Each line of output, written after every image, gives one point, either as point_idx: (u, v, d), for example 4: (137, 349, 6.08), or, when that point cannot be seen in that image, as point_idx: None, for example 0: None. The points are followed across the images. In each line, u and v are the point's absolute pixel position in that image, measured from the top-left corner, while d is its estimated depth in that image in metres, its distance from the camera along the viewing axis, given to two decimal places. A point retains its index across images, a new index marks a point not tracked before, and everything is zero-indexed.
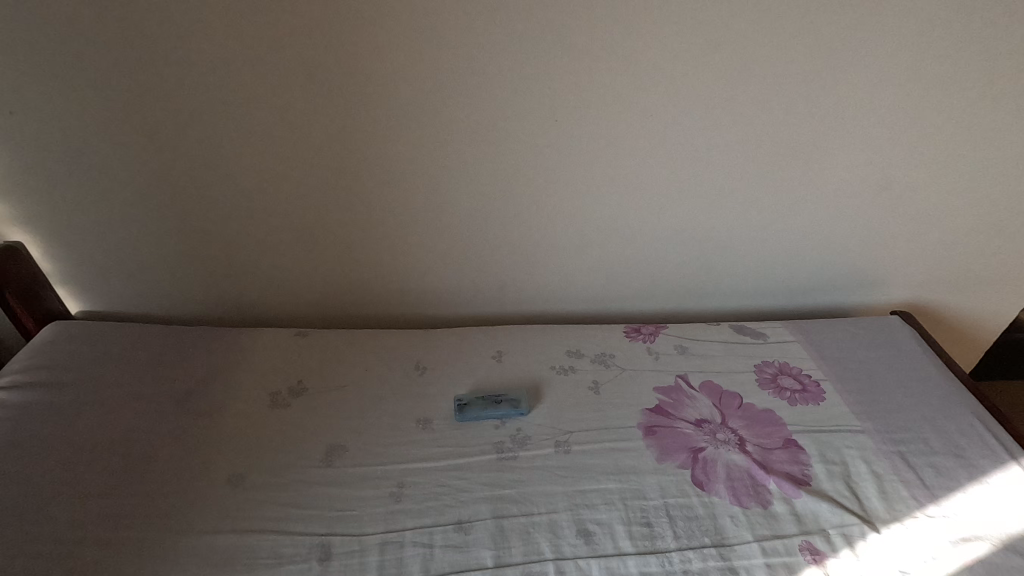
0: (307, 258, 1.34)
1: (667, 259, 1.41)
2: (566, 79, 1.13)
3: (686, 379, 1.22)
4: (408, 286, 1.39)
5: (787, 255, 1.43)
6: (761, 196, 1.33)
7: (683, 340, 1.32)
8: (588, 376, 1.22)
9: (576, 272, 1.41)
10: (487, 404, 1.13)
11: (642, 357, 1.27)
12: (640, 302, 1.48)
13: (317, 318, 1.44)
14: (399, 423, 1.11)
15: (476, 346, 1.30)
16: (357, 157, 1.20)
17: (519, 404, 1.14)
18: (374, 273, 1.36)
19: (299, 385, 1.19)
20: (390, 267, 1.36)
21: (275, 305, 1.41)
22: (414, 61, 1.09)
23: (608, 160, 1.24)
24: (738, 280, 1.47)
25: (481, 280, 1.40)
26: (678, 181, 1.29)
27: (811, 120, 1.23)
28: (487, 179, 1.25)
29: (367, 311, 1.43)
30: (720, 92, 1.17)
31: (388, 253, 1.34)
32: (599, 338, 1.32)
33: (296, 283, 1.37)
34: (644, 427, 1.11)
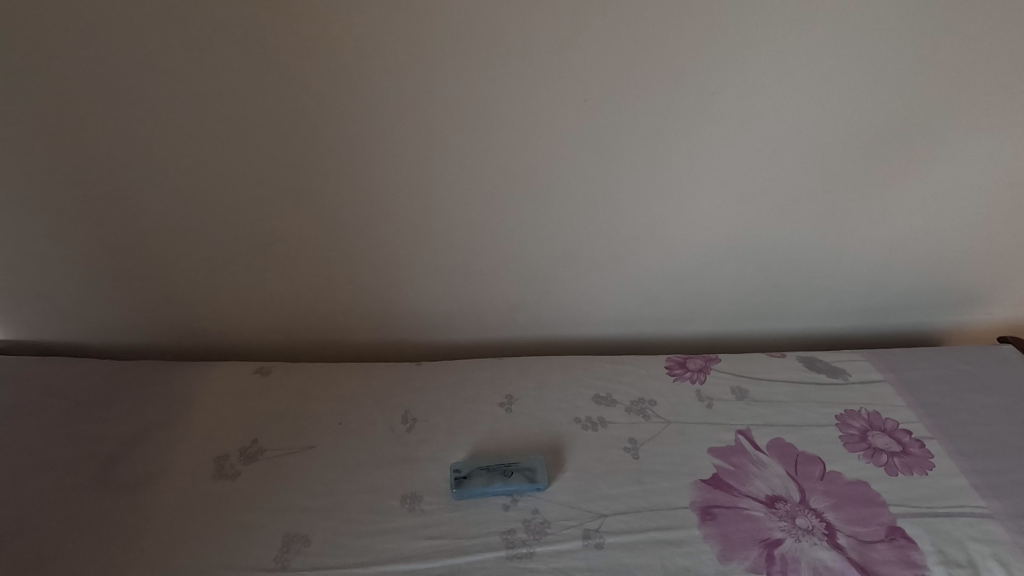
0: (268, 274, 1.07)
1: (718, 272, 1.12)
2: (599, 38, 0.83)
3: (749, 437, 0.94)
4: (395, 309, 1.12)
5: (868, 268, 1.15)
6: (843, 197, 1.04)
7: (742, 379, 1.04)
8: (623, 433, 0.95)
9: (604, 289, 1.13)
10: (494, 477, 0.87)
11: (690, 404, 1.00)
12: (681, 324, 1.20)
13: (285, 345, 1.17)
14: (378, 501, 0.86)
15: (480, 388, 1.03)
16: (323, 152, 0.92)
17: (535, 476, 0.87)
18: (352, 293, 1.09)
19: (252, 445, 0.93)
20: (371, 284, 1.08)
21: (233, 331, 1.14)
22: (391, 23, 0.80)
23: (650, 150, 0.95)
24: (803, 297, 1.18)
25: (486, 300, 1.13)
26: (739, 179, 1.00)
27: (924, 92, 0.92)
28: (494, 177, 0.97)
29: (346, 337, 1.16)
30: (803, 64, 0.88)
31: (368, 269, 1.06)
32: (635, 377, 1.05)
33: (256, 306, 1.11)
34: (699, 510, 0.85)
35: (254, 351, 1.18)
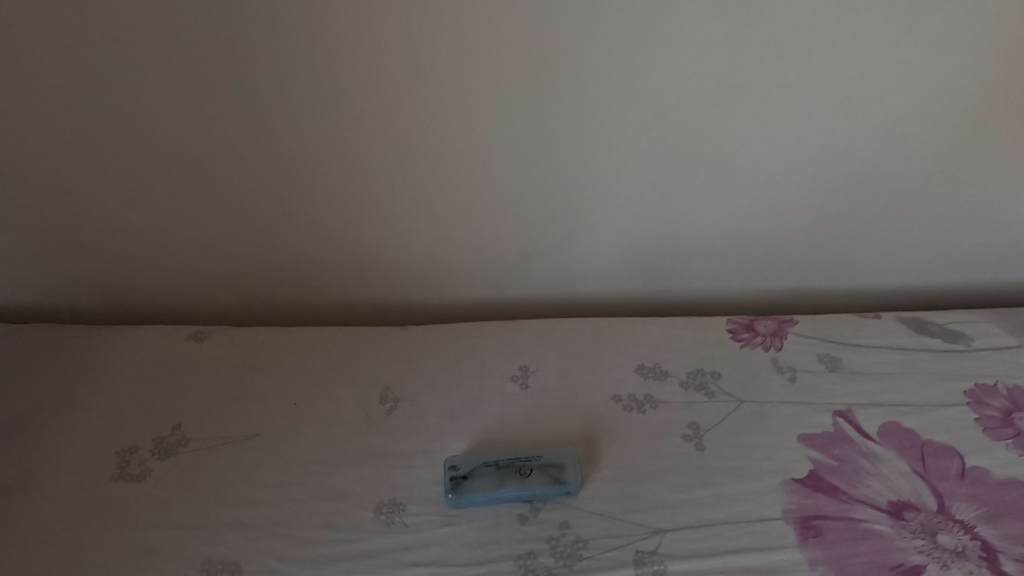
0: (201, 203, 0.80)
1: (797, 201, 0.84)
2: None
3: (852, 421, 0.69)
4: (374, 255, 0.86)
5: (996, 208, 0.86)
6: (983, 103, 0.75)
7: (831, 346, 0.79)
8: (680, 416, 0.70)
9: (644, 220, 0.85)
10: (505, 477, 0.62)
11: (766, 377, 0.74)
12: (739, 277, 0.93)
13: (230, 305, 0.91)
14: (343, 512, 0.61)
15: (485, 356, 0.77)
16: (263, 21, 0.65)
17: (564, 475, 0.62)
18: (316, 234, 0.83)
19: (172, 433, 0.67)
20: (338, 219, 0.82)
21: (161, 285, 0.88)
22: None
23: (724, 25, 0.67)
24: (904, 240, 0.90)
25: (489, 241, 0.86)
26: (844, 73, 0.71)
27: None
28: (505, 65, 0.69)
29: (309, 295, 0.90)
30: None
31: (332, 197, 0.80)
32: (689, 343, 0.79)
33: (192, 251, 0.85)
34: (797, 522, 0.60)
35: (192, 312, 0.92)
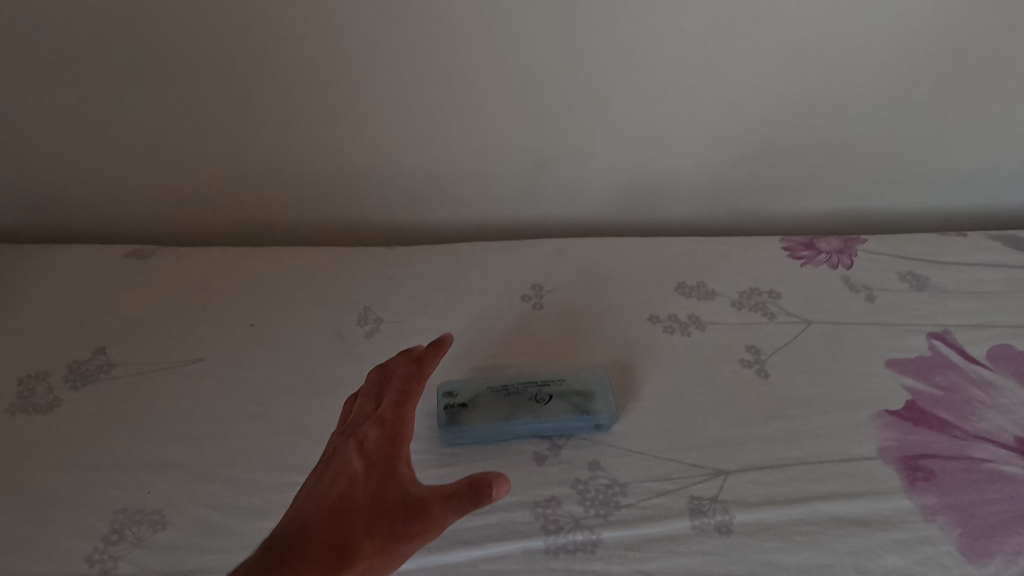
0: (130, 85, 0.63)
1: (875, 90, 0.68)
2: None
3: (953, 345, 0.55)
4: (352, 162, 0.70)
5: None
6: None
7: (912, 264, 0.64)
8: (735, 339, 0.56)
9: (685, 112, 0.68)
10: (516, 405, 0.48)
11: (838, 297, 0.60)
12: (790, 196, 0.78)
13: (178, 225, 0.74)
14: (306, 449, 0.46)
15: (489, 274, 0.62)
16: None
17: (592, 406, 0.48)
18: (281, 132, 0.67)
19: (93, 356, 0.53)
20: (305, 108, 0.65)
21: (91, 199, 0.71)
22: None
23: None
24: (994, 146, 0.74)
25: (493, 143, 0.70)
26: None
27: None
28: None
29: (275, 212, 0.74)
30: None
31: (297, 82, 0.63)
32: (739, 261, 0.65)
33: (125, 154, 0.68)
34: (901, 463, 0.46)
35: (132, 235, 0.75)
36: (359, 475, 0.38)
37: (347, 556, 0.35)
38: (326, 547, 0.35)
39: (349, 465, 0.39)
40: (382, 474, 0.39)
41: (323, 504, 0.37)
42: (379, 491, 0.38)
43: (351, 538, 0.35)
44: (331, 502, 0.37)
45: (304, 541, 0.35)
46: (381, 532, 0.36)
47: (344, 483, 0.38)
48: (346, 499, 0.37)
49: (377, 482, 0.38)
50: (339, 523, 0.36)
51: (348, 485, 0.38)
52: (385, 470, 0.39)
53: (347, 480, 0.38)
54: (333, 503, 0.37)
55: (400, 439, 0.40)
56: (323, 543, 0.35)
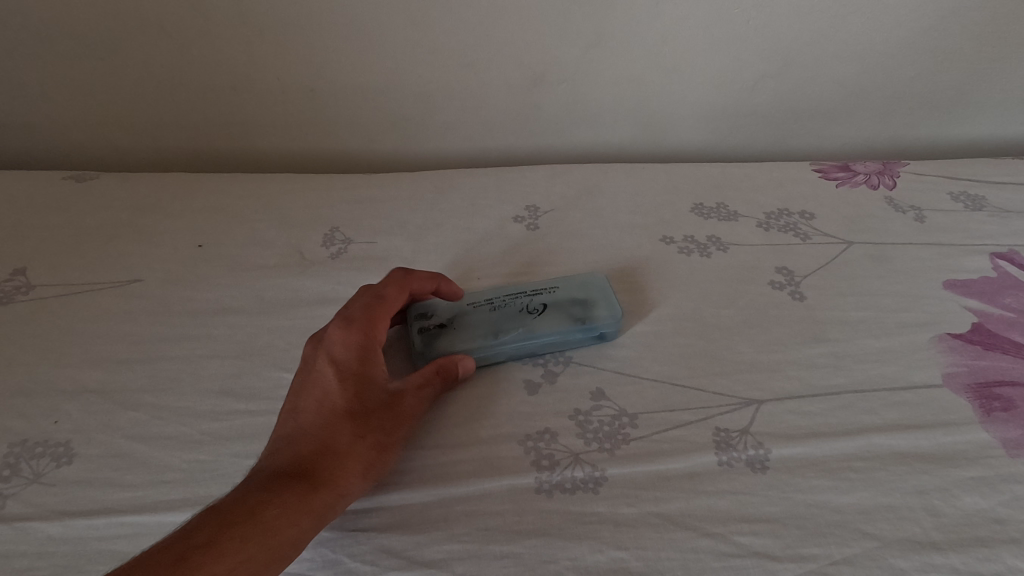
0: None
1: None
2: None
3: (1021, 264, 0.46)
4: (323, 78, 0.61)
5: None
6: None
7: (964, 184, 0.56)
8: (763, 259, 0.48)
9: (707, 15, 0.59)
10: (510, 320, 0.40)
11: (882, 217, 0.52)
12: (817, 122, 0.69)
13: (132, 151, 0.67)
14: (250, 375, 0.39)
15: (476, 195, 0.55)
16: None
17: (591, 314, 0.40)
18: (240, 40, 0.58)
19: (9, 278, 0.45)
20: (263, 8, 0.56)
21: (30, 119, 0.63)
22: None
23: None
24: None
25: (482, 54, 0.61)
26: None
27: None
28: None
29: (239, 137, 0.66)
30: None
31: None
32: (763, 183, 0.57)
33: (65, 67, 0.60)
34: (972, 392, 0.37)
35: (80, 161, 0.68)
36: (333, 383, 0.34)
37: (338, 466, 0.31)
38: (311, 462, 0.31)
39: (322, 374, 0.35)
40: (362, 379, 0.35)
41: (299, 419, 0.33)
42: (359, 396, 0.34)
43: (337, 449, 0.32)
44: (307, 417, 0.33)
45: (286, 461, 0.31)
46: (369, 435, 0.33)
47: (318, 394, 0.34)
48: (321, 410, 0.33)
49: (356, 389, 0.34)
50: (322, 437, 0.32)
51: (321, 396, 0.34)
52: (362, 374, 0.35)
53: (321, 391, 0.34)
54: (310, 418, 0.33)
55: (375, 342, 0.36)
56: (309, 459, 0.31)
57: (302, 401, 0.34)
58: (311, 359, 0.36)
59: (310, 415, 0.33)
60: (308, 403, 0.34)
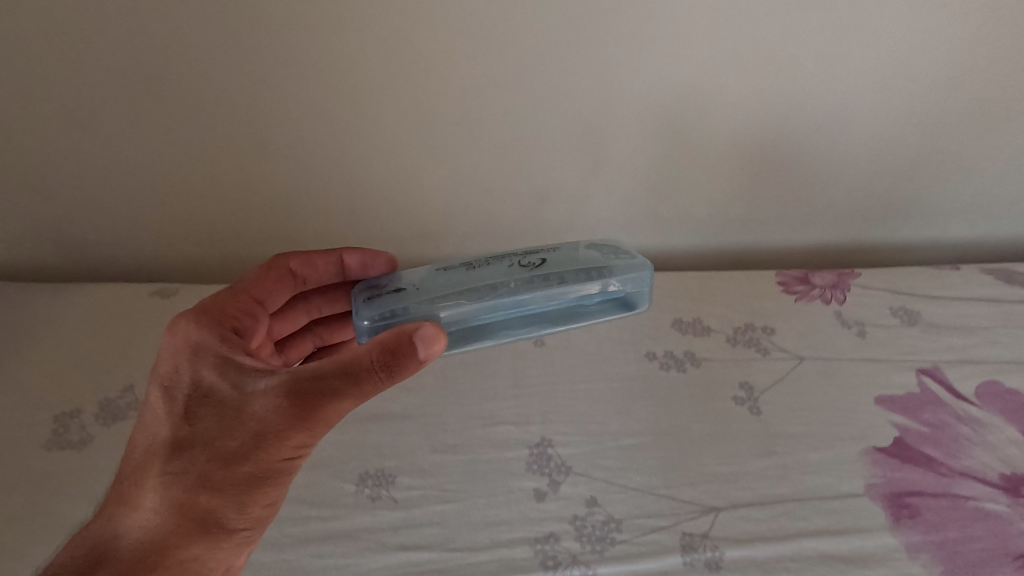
0: (137, 121, 0.64)
1: (854, 136, 0.71)
2: None
3: (941, 380, 0.56)
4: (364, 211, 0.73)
5: None
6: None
7: (904, 299, 0.66)
8: (729, 375, 0.58)
9: (682, 152, 0.71)
10: (501, 281, 0.37)
11: (831, 331, 0.62)
12: (784, 230, 0.80)
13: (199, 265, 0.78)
14: (319, 485, 0.49)
15: None
16: None
17: (594, 271, 0.37)
18: (296, 183, 0.70)
19: (121, 396, 0.56)
20: (317, 161, 0.68)
21: (110, 237, 0.74)
22: None
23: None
24: (987, 174, 0.76)
25: (496, 180, 0.72)
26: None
27: None
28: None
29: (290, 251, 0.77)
30: None
31: (309, 141, 0.66)
32: (734, 295, 0.67)
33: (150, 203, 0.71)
34: (887, 501, 0.48)
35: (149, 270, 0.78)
36: (165, 408, 0.38)
37: (177, 498, 0.36)
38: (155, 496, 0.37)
39: (155, 399, 0.38)
40: (187, 399, 0.37)
41: (143, 448, 0.38)
42: (186, 417, 0.36)
43: (173, 483, 0.36)
44: (145, 447, 0.38)
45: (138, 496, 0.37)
46: (197, 462, 0.36)
47: (154, 424, 0.38)
48: (157, 440, 0.37)
49: (180, 413, 0.37)
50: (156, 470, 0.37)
51: (156, 423, 0.38)
52: (189, 394, 0.37)
53: (153, 419, 0.38)
54: (148, 447, 0.38)
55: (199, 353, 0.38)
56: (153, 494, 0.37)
57: (146, 426, 0.38)
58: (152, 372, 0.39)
59: (166, 435, 0.37)
60: (147, 427, 0.38)
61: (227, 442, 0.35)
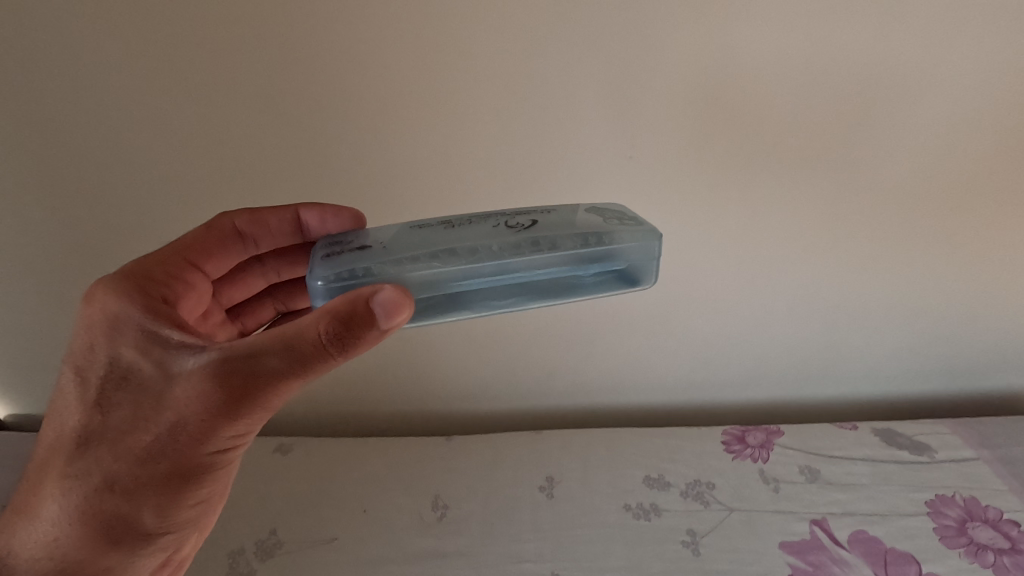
0: None
1: (769, 351, 1.02)
2: (614, 153, 0.78)
3: (825, 529, 0.82)
4: (428, 389, 1.06)
5: (946, 339, 1.01)
6: (909, 277, 0.92)
7: (810, 458, 0.93)
8: (680, 523, 0.84)
9: (647, 363, 1.03)
10: (498, 245, 0.47)
11: (754, 486, 0.89)
12: (733, 397, 1.09)
13: (312, 420, 1.11)
14: None
15: (517, 468, 0.94)
16: None
17: (588, 243, 0.47)
18: (383, 371, 1.03)
19: (270, 537, 0.85)
20: (400, 364, 1.01)
21: None
22: (416, 156, 0.78)
23: (683, 250, 0.87)
24: (878, 360, 1.04)
25: (521, 367, 1.02)
26: (786, 272, 0.91)
27: (996, 172, 0.81)
28: None
29: (375, 413, 1.10)
30: (844, 161, 0.80)
31: (396, 355, 1.00)
32: (689, 454, 0.95)
33: None
34: None
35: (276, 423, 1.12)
36: (84, 398, 0.50)
37: (105, 466, 0.49)
38: (81, 471, 0.50)
39: (71, 384, 0.51)
40: (103, 385, 0.50)
41: (65, 429, 0.51)
42: (106, 400, 0.49)
43: (98, 462, 0.49)
44: (68, 430, 0.51)
45: (69, 474, 0.50)
46: (118, 441, 0.49)
47: (74, 408, 0.50)
48: (79, 427, 0.50)
49: (99, 397, 0.50)
50: (81, 447, 0.50)
51: (76, 409, 0.50)
52: (104, 377, 0.50)
53: (74, 402, 0.51)
54: (71, 429, 0.50)
55: (114, 331, 0.50)
56: (80, 470, 0.50)
57: (69, 412, 0.51)
58: (70, 354, 0.53)
59: (90, 418, 0.50)
60: (71, 410, 0.51)
61: (151, 421, 0.48)
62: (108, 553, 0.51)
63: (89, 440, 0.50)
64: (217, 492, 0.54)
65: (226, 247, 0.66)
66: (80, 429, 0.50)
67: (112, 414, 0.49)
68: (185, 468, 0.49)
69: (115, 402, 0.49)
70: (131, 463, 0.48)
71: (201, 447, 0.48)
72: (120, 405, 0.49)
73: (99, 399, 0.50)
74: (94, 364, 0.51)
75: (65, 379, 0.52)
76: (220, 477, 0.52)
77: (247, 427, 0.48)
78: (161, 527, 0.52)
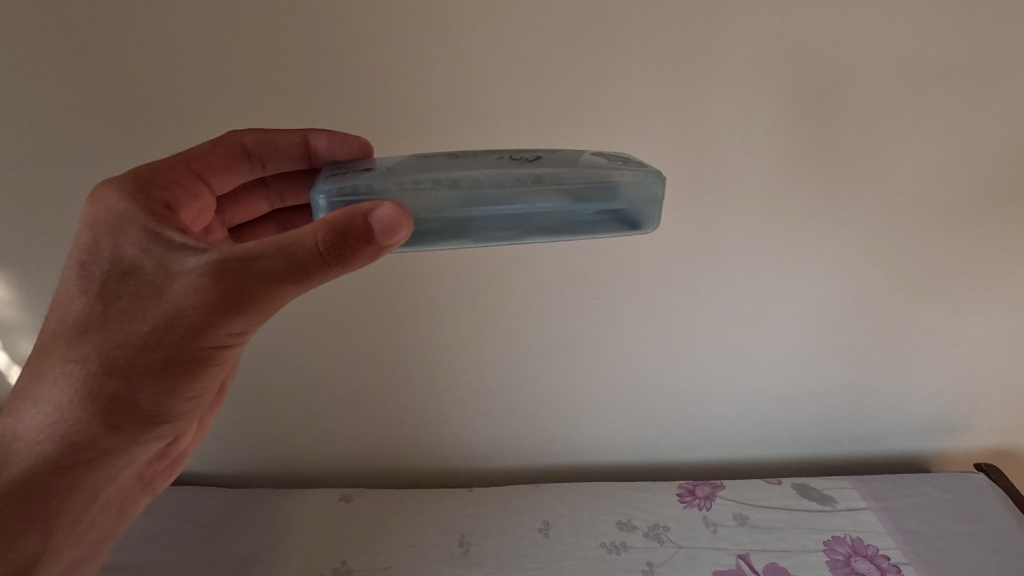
0: (339, 402, 1.30)
1: (709, 424, 1.34)
2: (582, 302, 1.12)
3: (748, 561, 1.12)
4: (453, 451, 1.38)
5: (845, 414, 1.34)
6: (803, 373, 1.26)
7: (742, 507, 1.24)
8: (642, 556, 1.14)
9: (617, 434, 1.35)
10: (506, 181, 0.58)
11: (698, 528, 1.19)
12: (687, 456, 1.41)
13: (361, 472, 1.44)
14: None
15: (522, 514, 1.25)
16: (403, 369, 1.22)
17: (583, 187, 0.59)
18: (419, 437, 1.35)
19: (342, 565, 1.16)
20: (432, 432, 1.34)
21: (319, 460, 1.41)
22: (449, 302, 1.11)
23: (635, 359, 1.22)
24: (794, 429, 1.36)
25: (524, 434, 1.35)
26: (713, 372, 1.25)
27: (852, 306, 1.16)
28: (521, 376, 1.24)
29: (412, 469, 1.42)
30: (746, 300, 1.14)
31: (429, 425, 1.33)
32: (651, 504, 1.26)
33: (342, 444, 1.38)
34: None
35: (336, 476, 1.44)
36: (92, 288, 0.62)
37: (109, 349, 0.61)
38: (84, 354, 0.62)
39: (75, 276, 0.64)
40: (107, 277, 0.62)
41: (67, 315, 0.63)
42: (111, 292, 0.61)
43: (100, 341, 0.61)
44: (71, 315, 0.63)
45: (74, 357, 0.62)
46: (118, 326, 0.61)
47: (78, 300, 0.63)
48: (81, 313, 0.62)
49: (103, 290, 0.62)
50: (86, 331, 0.62)
51: (82, 298, 0.62)
52: (111, 270, 0.62)
53: (79, 291, 0.63)
54: (75, 315, 0.62)
55: (126, 230, 0.63)
56: (83, 353, 0.62)
57: (73, 302, 0.63)
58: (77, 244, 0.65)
59: (93, 306, 0.62)
60: (75, 301, 0.63)
61: (152, 309, 0.59)
62: (112, 430, 0.64)
63: (94, 324, 0.61)
64: (205, 388, 0.69)
65: (235, 163, 0.80)
66: (81, 316, 0.62)
67: (117, 303, 0.61)
68: (183, 355, 0.61)
69: (117, 292, 0.61)
70: (129, 345, 0.60)
71: (199, 341, 0.60)
72: (121, 294, 0.61)
73: (101, 289, 0.62)
74: (97, 259, 0.63)
75: (69, 271, 0.64)
76: (209, 371, 0.66)
77: (241, 326, 0.60)
78: (155, 411, 0.65)
